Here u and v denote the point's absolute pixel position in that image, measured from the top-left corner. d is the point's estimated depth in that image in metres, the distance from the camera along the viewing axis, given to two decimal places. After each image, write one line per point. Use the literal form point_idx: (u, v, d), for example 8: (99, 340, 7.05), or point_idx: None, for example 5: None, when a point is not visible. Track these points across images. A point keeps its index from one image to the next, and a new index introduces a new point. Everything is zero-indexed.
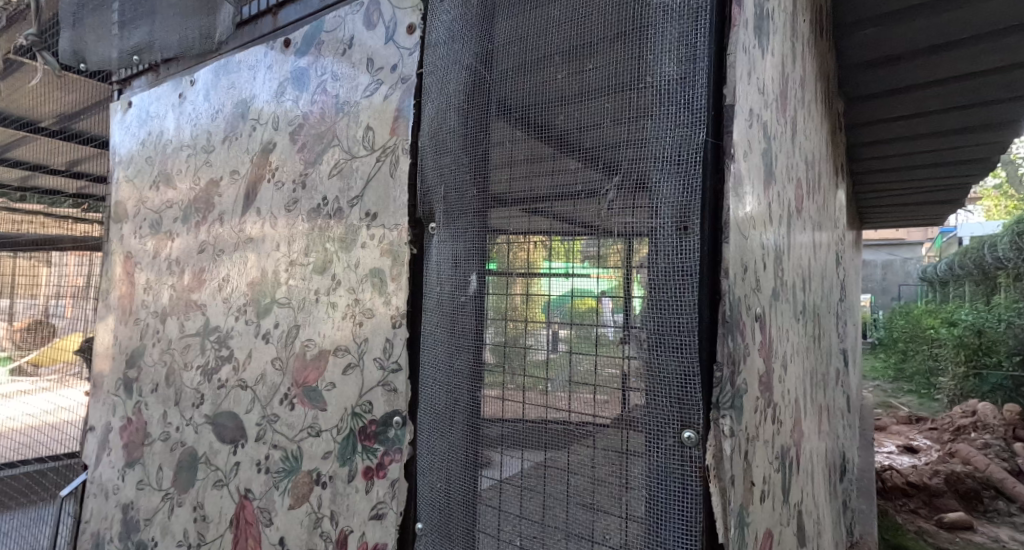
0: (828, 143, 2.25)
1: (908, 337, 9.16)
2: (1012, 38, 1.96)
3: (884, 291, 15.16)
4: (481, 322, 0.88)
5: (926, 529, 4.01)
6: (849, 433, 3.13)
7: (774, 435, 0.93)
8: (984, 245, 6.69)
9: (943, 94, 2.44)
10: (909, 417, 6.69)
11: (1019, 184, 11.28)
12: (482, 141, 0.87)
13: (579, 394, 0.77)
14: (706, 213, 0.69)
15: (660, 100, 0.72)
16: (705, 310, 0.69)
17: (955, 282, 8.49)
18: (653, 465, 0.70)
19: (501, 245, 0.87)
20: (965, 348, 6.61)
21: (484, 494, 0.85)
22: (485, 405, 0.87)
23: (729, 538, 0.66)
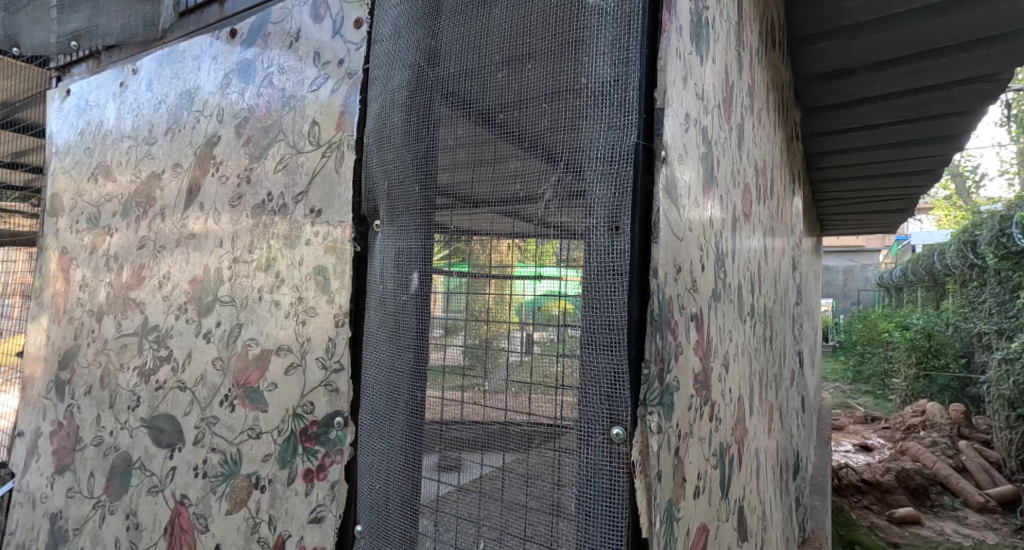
0: (783, 151, 2.32)
1: (866, 340, 9.52)
2: (954, 55, 2.06)
3: (844, 295, 15.69)
4: (426, 319, 0.88)
5: (877, 524, 4.23)
6: (804, 433, 3.24)
7: (712, 433, 0.95)
8: (932, 252, 7.01)
9: (890, 108, 2.55)
10: (865, 417, 6.98)
11: (967, 196, 11.86)
12: (426, 139, 0.87)
13: (516, 395, 0.78)
14: (637, 214, 0.70)
15: (594, 102, 0.73)
16: (635, 307, 0.70)
17: (909, 288, 8.86)
18: (583, 462, 0.70)
19: (439, 243, 0.87)
20: (916, 350, 6.90)
21: (422, 493, 0.85)
22: (425, 403, 0.86)
23: (653, 533, 0.67)
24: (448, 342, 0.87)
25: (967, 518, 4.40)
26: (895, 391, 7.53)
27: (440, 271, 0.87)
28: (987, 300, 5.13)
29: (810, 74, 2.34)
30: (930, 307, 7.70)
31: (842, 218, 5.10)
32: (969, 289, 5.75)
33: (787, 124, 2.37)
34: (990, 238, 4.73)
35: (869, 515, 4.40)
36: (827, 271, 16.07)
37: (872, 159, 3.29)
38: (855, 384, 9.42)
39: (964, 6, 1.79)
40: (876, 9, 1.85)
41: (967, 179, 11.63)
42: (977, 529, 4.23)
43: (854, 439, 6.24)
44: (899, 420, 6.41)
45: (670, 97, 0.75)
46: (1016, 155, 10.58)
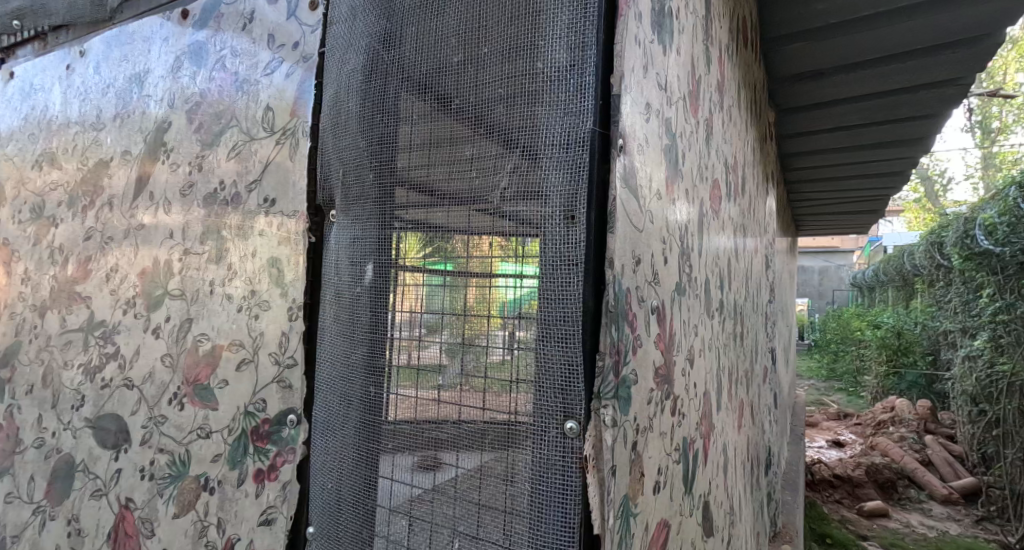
0: (756, 150, 2.34)
1: (840, 339, 9.73)
2: (919, 59, 2.09)
3: (819, 295, 16.00)
4: (382, 312, 0.84)
5: (848, 518, 4.42)
6: (776, 429, 3.28)
7: (675, 428, 0.94)
8: (902, 253, 7.18)
9: (860, 110, 2.58)
10: (838, 413, 7.16)
11: (934, 199, 12.19)
12: (381, 127, 0.85)
13: (469, 390, 0.77)
14: (593, 203, 0.70)
15: (551, 87, 0.72)
16: (590, 298, 0.68)
17: (880, 288, 9.07)
18: (537, 457, 0.69)
19: (402, 237, 0.84)
20: (887, 348, 7.14)
21: (377, 493, 0.82)
22: (384, 399, 0.83)
23: (605, 529, 0.66)
24: (434, 340, 0.81)
25: (931, 510, 4.55)
26: (868, 388, 7.71)
27: (408, 267, 0.84)
28: (953, 299, 5.26)
29: (783, 74, 2.36)
30: (900, 307, 7.89)
31: (818, 218, 5.16)
32: (937, 289, 5.90)
33: (760, 124, 2.39)
34: (954, 240, 4.43)
35: (840, 509, 4.59)
36: (801, 271, 16.39)
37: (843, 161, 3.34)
38: (829, 382, 9.63)
39: (929, 10, 1.81)
40: (845, 11, 1.86)
41: (936, 183, 11.96)
42: (941, 521, 4.38)
43: (827, 435, 6.40)
44: (870, 416, 6.56)
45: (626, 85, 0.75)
46: (981, 160, 10.92)
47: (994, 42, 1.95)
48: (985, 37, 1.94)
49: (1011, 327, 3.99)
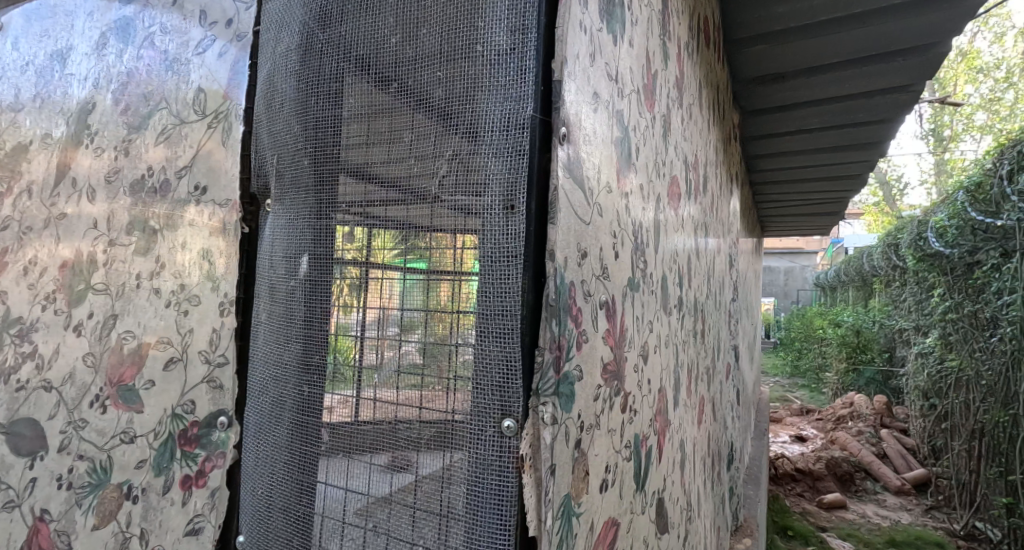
0: (719, 149, 2.36)
1: (803, 337, 10.02)
2: (874, 65, 2.14)
3: (784, 295, 16.43)
4: (322, 306, 0.81)
5: (808, 510, 4.66)
6: (740, 425, 3.35)
7: (623, 424, 0.94)
8: (862, 253, 7.42)
9: (821, 114, 2.62)
10: (800, 409, 7.39)
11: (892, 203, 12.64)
12: (318, 110, 0.82)
13: (406, 386, 0.75)
14: (534, 191, 0.68)
15: (491, 71, 0.71)
16: (529, 292, 0.67)
17: (841, 288, 9.37)
18: (474, 458, 0.67)
19: (343, 231, 0.81)
20: (847, 346, 7.39)
21: (314, 499, 0.78)
22: (320, 400, 0.80)
23: (542, 530, 0.64)
24: (407, 340, 0.76)
25: (885, 501, 4.76)
26: (829, 384, 7.95)
27: (353, 263, 0.80)
28: (907, 299, 5.44)
29: (746, 76, 2.38)
30: (860, 306, 8.14)
31: (782, 220, 5.27)
32: (893, 289, 6.11)
33: (724, 125, 2.41)
34: (908, 242, 4.55)
35: (802, 502, 4.83)
36: (767, 271, 16.79)
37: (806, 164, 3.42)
38: (793, 378, 9.91)
39: (884, 16, 1.84)
40: (805, 16, 1.88)
41: (893, 188, 12.40)
42: (894, 511, 4.59)
43: (790, 430, 6.61)
44: (830, 411, 6.75)
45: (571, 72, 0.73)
46: (935, 167, 11.36)
47: (944, 51, 2.00)
48: (934, 45, 1.99)
49: (958, 327, 4.04)
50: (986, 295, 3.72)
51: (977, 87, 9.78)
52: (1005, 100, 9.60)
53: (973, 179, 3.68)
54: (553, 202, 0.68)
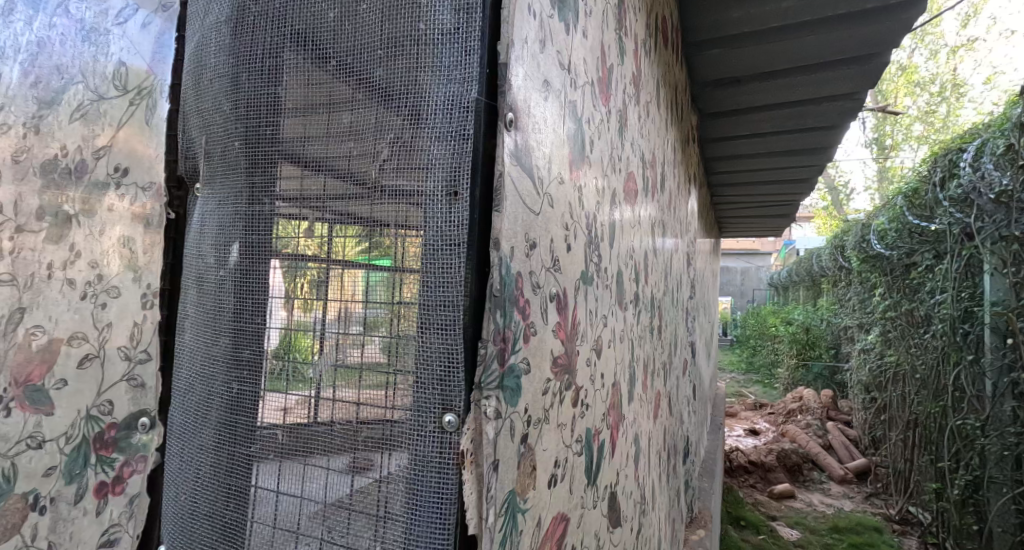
0: (678, 149, 2.39)
1: (757, 334, 10.35)
2: (821, 72, 2.19)
3: (741, 295, 16.93)
4: (261, 298, 0.75)
5: (760, 500, 4.79)
6: (696, 419, 3.42)
7: (572, 419, 0.93)
8: (812, 254, 7.70)
9: (774, 119, 2.68)
10: (754, 403, 7.63)
11: (840, 207, 13.17)
12: (251, 87, 0.76)
13: (342, 393, 0.70)
14: (478, 178, 0.66)
15: (434, 50, 0.68)
16: (472, 287, 0.65)
17: (793, 287, 9.71)
18: (415, 456, 0.64)
19: (299, 227, 0.74)
20: (798, 342, 7.68)
21: (254, 505, 0.72)
22: (259, 398, 0.74)
23: (483, 528, 0.62)
24: (370, 338, 0.69)
25: (830, 489, 4.96)
26: (781, 380, 8.22)
27: (286, 257, 0.74)
28: (852, 298, 5.66)
29: (704, 79, 2.41)
30: (810, 305, 8.43)
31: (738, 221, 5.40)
32: (840, 288, 6.37)
33: (682, 125, 2.43)
34: (855, 244, 4.74)
35: (754, 492, 4.98)
36: (724, 271, 17.25)
37: (760, 167, 3.51)
38: (747, 374, 10.24)
39: (831, 25, 1.88)
40: (757, 22, 1.91)
41: (841, 193, 12.93)
42: (837, 499, 4.78)
43: (745, 424, 6.82)
44: (782, 406, 6.97)
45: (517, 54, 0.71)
46: (878, 174, 11.88)
47: (884, 61, 2.07)
48: (876, 56, 2.06)
49: (897, 324, 4.24)
50: (921, 294, 3.84)
51: (915, 99, 10.31)
52: (939, 113, 10.13)
53: (911, 185, 3.79)
54: (498, 190, 0.67)
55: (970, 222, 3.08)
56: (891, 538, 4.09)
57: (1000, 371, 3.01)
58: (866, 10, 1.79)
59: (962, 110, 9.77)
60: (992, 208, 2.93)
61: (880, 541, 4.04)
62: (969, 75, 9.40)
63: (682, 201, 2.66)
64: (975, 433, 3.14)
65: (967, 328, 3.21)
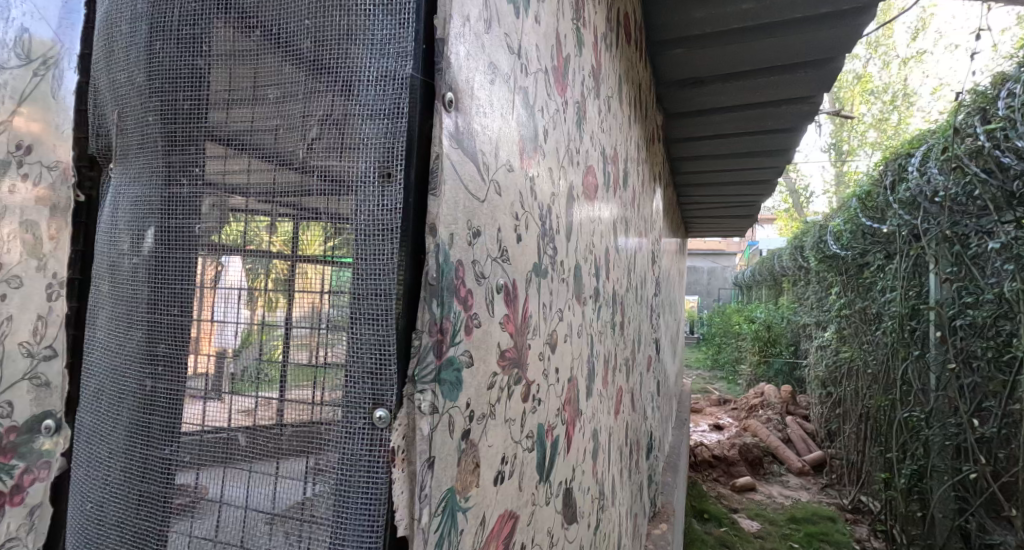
0: (642, 147, 2.38)
1: (722, 332, 10.59)
2: (779, 76, 2.22)
3: (707, 294, 17.29)
4: (186, 286, 0.68)
5: (722, 494, 4.89)
6: (660, 415, 3.44)
7: (523, 416, 0.90)
8: (773, 255, 7.91)
9: (734, 120, 2.71)
10: (718, 399, 7.80)
11: (800, 209, 13.57)
12: (166, 57, 0.69)
13: (293, 396, 0.63)
14: (413, 160, 0.62)
15: (367, 22, 0.63)
16: (407, 273, 0.61)
17: (756, 287, 9.97)
18: (343, 456, 0.60)
19: (263, 223, 0.66)
20: (760, 340, 7.88)
21: (173, 514, 0.66)
22: (183, 396, 0.68)
23: (415, 529, 0.59)
24: (342, 335, 0.62)
25: (789, 481, 5.10)
26: (743, 376, 8.43)
27: (208, 250, 0.68)
28: (811, 297, 5.84)
29: (669, 80, 2.41)
30: (772, 303, 8.68)
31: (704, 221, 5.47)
32: (800, 288, 6.55)
33: (647, 124, 2.43)
34: (813, 245, 4.87)
35: (717, 486, 5.08)
36: (691, 271, 17.56)
37: (724, 168, 3.56)
38: (713, 371, 10.47)
39: (788, 29, 1.91)
40: (718, 23, 1.92)
41: (801, 195, 13.32)
42: (795, 490, 4.92)
43: (709, 419, 6.98)
44: (744, 401, 7.14)
45: (458, 31, 0.67)
46: (834, 177, 12.31)
47: (838, 66, 2.12)
48: (831, 60, 2.10)
49: (851, 321, 4.39)
50: (873, 293, 3.96)
51: (870, 107, 10.71)
52: (890, 121, 10.60)
53: (864, 189, 3.89)
54: (434, 173, 0.63)
55: (916, 223, 3.18)
56: (844, 526, 4.23)
57: (941, 365, 3.10)
58: (822, 15, 1.82)
59: (911, 119, 10.23)
60: (937, 209, 3.02)
61: (834, 530, 4.18)
62: (917, 86, 9.84)
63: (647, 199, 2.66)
64: (920, 424, 3.26)
65: (916, 324, 3.33)
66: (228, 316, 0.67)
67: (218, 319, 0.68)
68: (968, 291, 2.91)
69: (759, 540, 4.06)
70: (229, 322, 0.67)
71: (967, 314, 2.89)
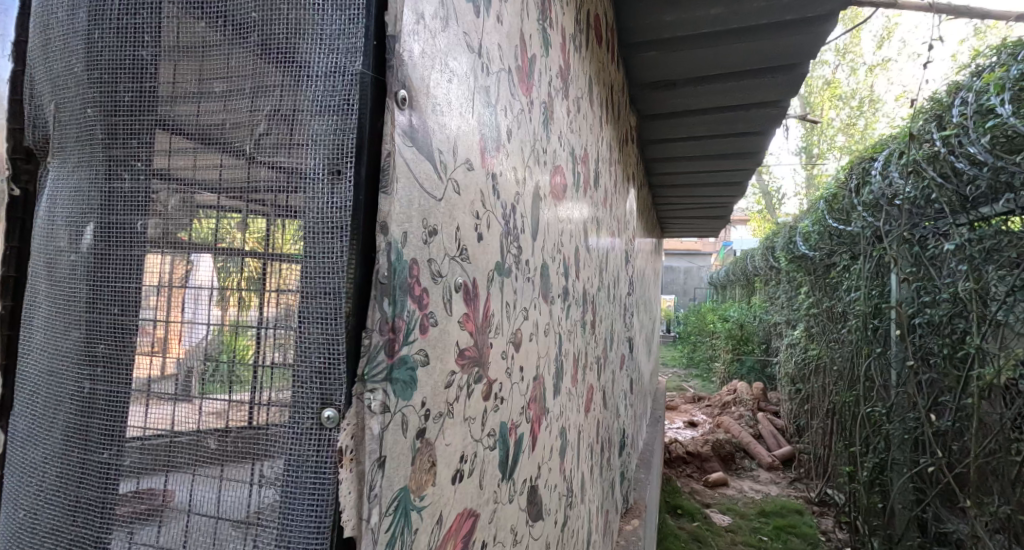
0: (615, 148, 2.40)
1: (696, 331, 10.77)
2: (747, 80, 2.27)
3: (682, 294, 17.57)
4: (129, 285, 0.65)
5: (695, 489, 4.98)
6: (634, 413, 3.48)
7: (483, 415, 0.90)
8: (746, 255, 8.09)
9: (705, 122, 2.76)
10: (692, 396, 7.93)
11: (772, 210, 13.88)
12: (105, 47, 0.65)
13: (269, 397, 0.61)
14: (364, 157, 0.62)
15: (316, 16, 0.62)
16: (358, 271, 0.61)
17: (730, 286, 10.17)
18: (290, 458, 0.60)
19: (233, 220, 0.63)
20: (733, 338, 8.05)
21: (111, 520, 0.64)
22: (125, 399, 0.65)
23: (363, 529, 0.59)
24: (296, 327, 0.61)
25: (759, 476, 5.22)
26: (718, 374, 8.59)
27: (154, 248, 0.65)
28: (782, 297, 5.98)
29: (641, 81, 2.43)
30: (744, 302, 8.87)
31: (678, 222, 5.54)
32: (771, 287, 6.71)
33: (619, 125, 2.45)
34: (783, 245, 5.00)
35: (690, 482, 5.17)
36: (667, 271, 17.80)
37: (697, 169, 3.62)
38: (688, 369, 10.64)
39: (756, 35, 1.95)
40: (688, 27, 1.94)
41: (773, 197, 13.63)
42: (764, 485, 5.04)
43: (684, 417, 7.09)
44: (717, 398, 7.28)
45: (410, 29, 0.67)
46: (805, 181, 12.65)
47: (803, 71, 2.16)
48: (796, 66, 2.14)
49: (819, 319, 4.52)
50: (839, 292, 4.08)
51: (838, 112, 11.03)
52: (857, 125, 10.93)
53: (830, 192, 3.99)
54: (385, 170, 0.62)
55: (879, 226, 3.27)
56: (811, 519, 4.35)
57: (901, 361, 3.21)
58: (787, 21, 1.87)
59: (877, 124, 10.59)
60: (898, 211, 3.12)
61: (801, 522, 4.29)
62: (882, 93, 10.17)
63: (620, 199, 2.69)
64: (882, 419, 3.37)
65: (878, 323, 3.44)
66: (199, 317, 0.64)
67: (190, 319, 0.64)
68: (926, 291, 3.02)
69: (729, 534, 4.15)
70: (200, 322, 0.64)
71: (925, 313, 3.00)
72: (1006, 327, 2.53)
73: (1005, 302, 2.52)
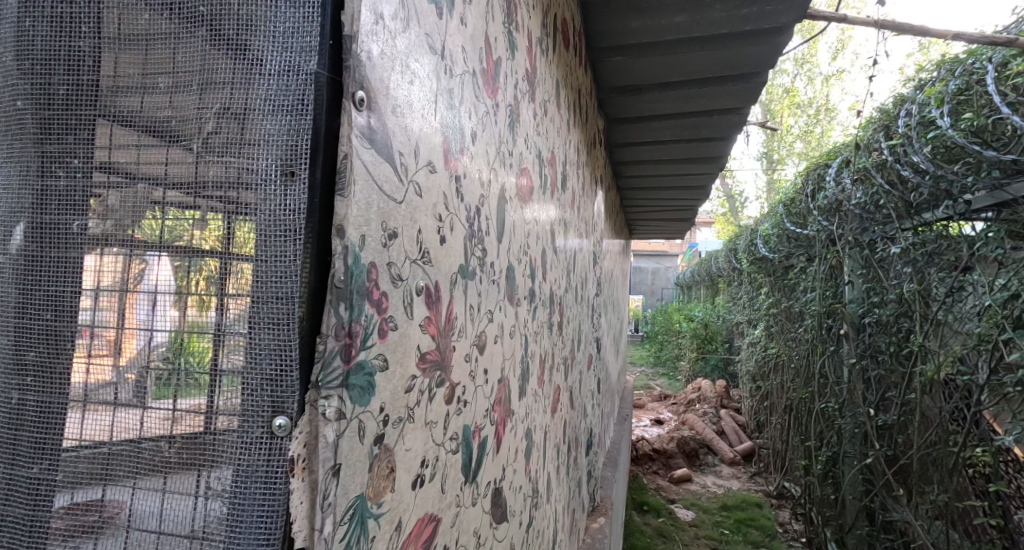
0: (582, 151, 2.42)
1: (662, 330, 10.97)
2: (709, 87, 2.32)
3: (649, 294, 17.85)
4: (63, 289, 0.62)
5: (661, 486, 5.07)
6: (601, 412, 3.52)
7: (445, 419, 0.89)
8: (710, 257, 8.28)
9: (670, 127, 2.81)
10: (658, 395, 8.07)
11: (735, 213, 14.25)
12: (38, 37, 0.62)
13: (226, 399, 0.59)
14: (319, 157, 0.60)
15: (268, 14, 0.61)
16: (313, 275, 0.60)
17: (695, 287, 10.38)
18: (239, 468, 0.58)
19: (183, 220, 0.61)
20: (698, 338, 8.22)
21: (41, 536, 0.61)
22: (59, 408, 0.62)
23: (315, 539, 0.58)
24: (249, 332, 0.59)
25: (720, 472, 5.34)
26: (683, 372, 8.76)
27: (90, 250, 0.62)
28: (743, 297, 6.15)
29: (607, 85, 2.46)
30: (708, 303, 9.08)
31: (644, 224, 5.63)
32: (733, 288, 6.88)
33: (587, 128, 2.47)
34: (745, 248, 5.13)
35: (656, 478, 5.25)
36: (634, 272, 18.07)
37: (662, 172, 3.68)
38: (655, 368, 10.80)
39: (717, 43, 1.99)
40: (653, 33, 1.97)
41: (736, 201, 13.99)
42: (726, 480, 5.16)
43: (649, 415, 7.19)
44: (682, 396, 7.42)
45: (368, 30, 0.66)
46: (765, 185, 13.02)
47: (762, 80, 2.22)
48: (755, 75, 2.20)
49: (778, 319, 4.66)
50: (797, 293, 4.21)
51: (797, 120, 11.40)
52: (814, 133, 11.34)
53: (788, 196, 4.11)
54: (342, 172, 0.61)
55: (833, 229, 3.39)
56: (770, 512, 4.48)
57: None
58: (746, 31, 1.91)
59: (832, 131, 10.98)
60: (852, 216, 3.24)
61: (760, 515, 4.41)
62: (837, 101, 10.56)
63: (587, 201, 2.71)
64: (835, 414, 3.49)
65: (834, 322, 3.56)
66: (148, 322, 0.61)
67: (138, 323, 0.62)
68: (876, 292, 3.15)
69: (692, 530, 4.23)
70: (150, 327, 0.61)
71: (874, 313, 3.13)
72: (945, 325, 2.65)
73: (945, 302, 2.63)
